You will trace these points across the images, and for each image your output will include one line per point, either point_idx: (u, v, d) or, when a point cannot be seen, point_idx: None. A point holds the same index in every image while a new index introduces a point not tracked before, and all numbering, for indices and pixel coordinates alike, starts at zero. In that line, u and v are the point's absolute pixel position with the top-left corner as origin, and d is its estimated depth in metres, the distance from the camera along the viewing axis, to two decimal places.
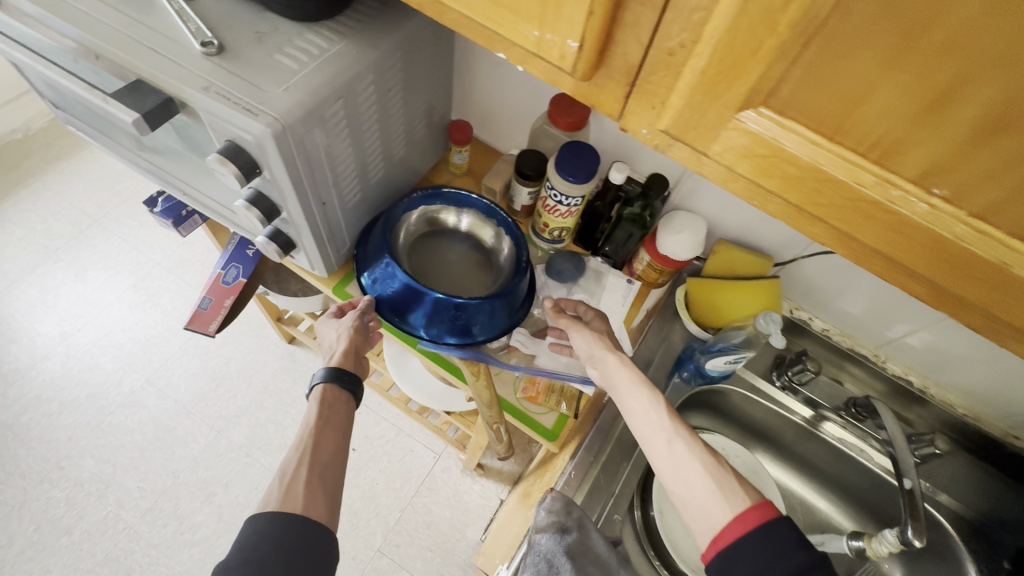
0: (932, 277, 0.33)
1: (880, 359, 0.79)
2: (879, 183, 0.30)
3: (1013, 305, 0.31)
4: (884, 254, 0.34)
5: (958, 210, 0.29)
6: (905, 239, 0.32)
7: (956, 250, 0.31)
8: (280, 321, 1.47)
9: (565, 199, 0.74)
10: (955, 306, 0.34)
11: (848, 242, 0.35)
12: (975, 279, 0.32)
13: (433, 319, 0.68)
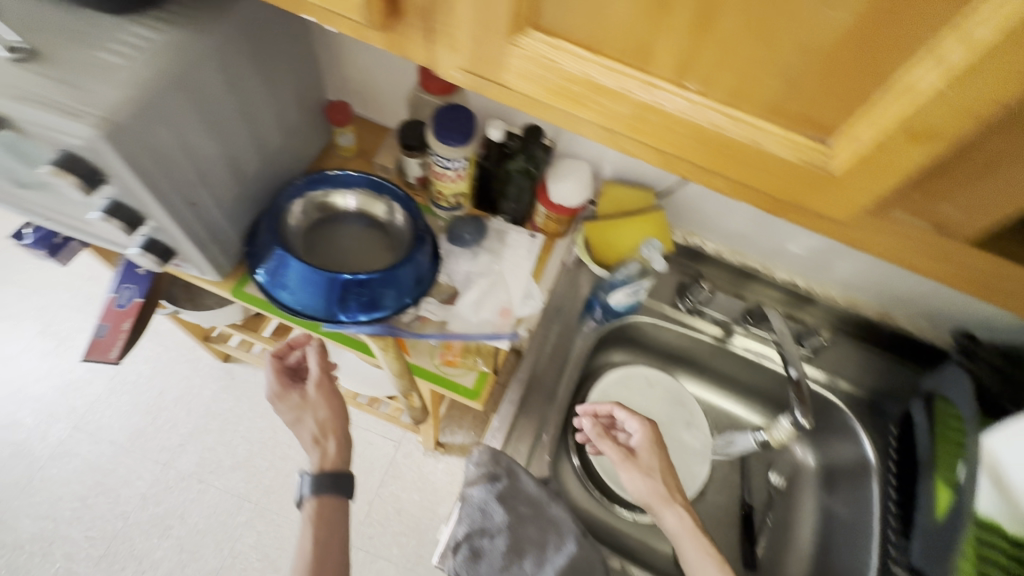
0: (718, 168, 0.37)
1: (768, 269, 0.85)
2: (646, 86, 0.33)
3: (776, 177, 0.35)
4: (676, 154, 0.37)
5: (713, 99, 0.33)
6: (684, 135, 0.35)
7: (724, 137, 0.34)
8: (208, 340, 1.42)
9: (448, 162, 0.75)
10: (747, 193, 0.38)
11: (650, 151, 0.38)
12: (743, 160, 0.35)
13: (339, 302, 0.68)
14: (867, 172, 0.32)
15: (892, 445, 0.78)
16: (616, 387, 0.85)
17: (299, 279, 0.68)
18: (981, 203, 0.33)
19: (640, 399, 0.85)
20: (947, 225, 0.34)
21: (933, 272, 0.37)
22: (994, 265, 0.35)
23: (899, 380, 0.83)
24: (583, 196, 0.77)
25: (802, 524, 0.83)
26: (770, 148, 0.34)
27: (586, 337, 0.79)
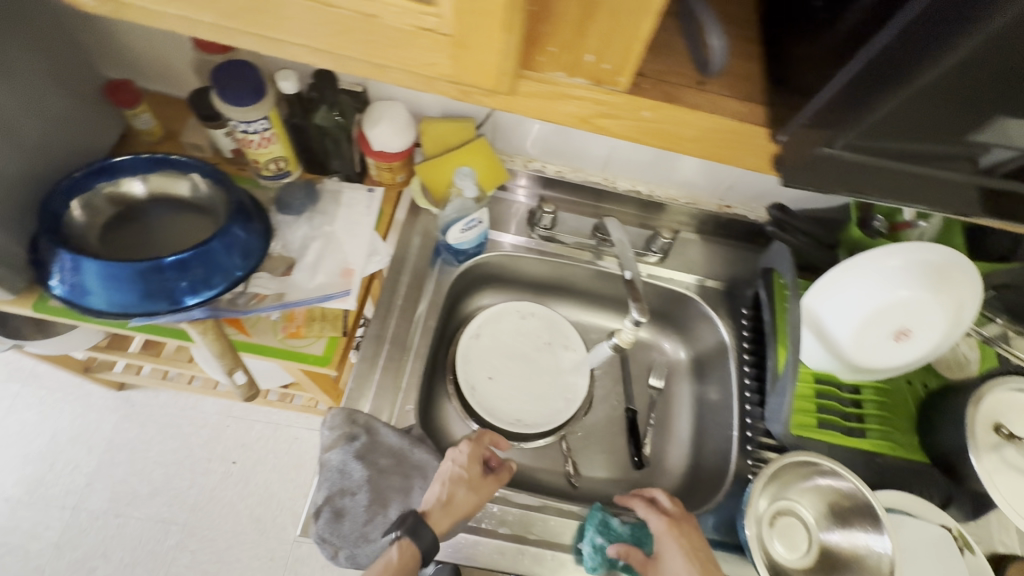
0: (368, 57, 0.31)
1: (610, 181, 0.86)
2: None
3: (422, 57, 0.30)
4: (320, 49, 0.32)
5: None
6: (304, 21, 0.30)
7: (339, 13, 0.29)
8: (89, 371, 1.31)
9: (248, 126, 0.69)
10: (426, 85, 0.33)
11: (301, 54, 0.33)
12: (380, 43, 0.30)
13: (154, 293, 0.62)
14: (483, 24, 0.27)
15: (744, 326, 0.83)
16: (488, 327, 0.84)
17: (96, 278, 0.60)
18: (613, 52, 0.29)
19: (515, 334, 0.85)
20: (602, 77, 0.31)
21: (614, 131, 0.34)
22: (659, 109, 0.32)
23: (740, 266, 0.89)
24: (404, 137, 0.74)
25: (681, 417, 0.87)
26: (391, 21, 0.29)
27: (437, 280, 0.80)
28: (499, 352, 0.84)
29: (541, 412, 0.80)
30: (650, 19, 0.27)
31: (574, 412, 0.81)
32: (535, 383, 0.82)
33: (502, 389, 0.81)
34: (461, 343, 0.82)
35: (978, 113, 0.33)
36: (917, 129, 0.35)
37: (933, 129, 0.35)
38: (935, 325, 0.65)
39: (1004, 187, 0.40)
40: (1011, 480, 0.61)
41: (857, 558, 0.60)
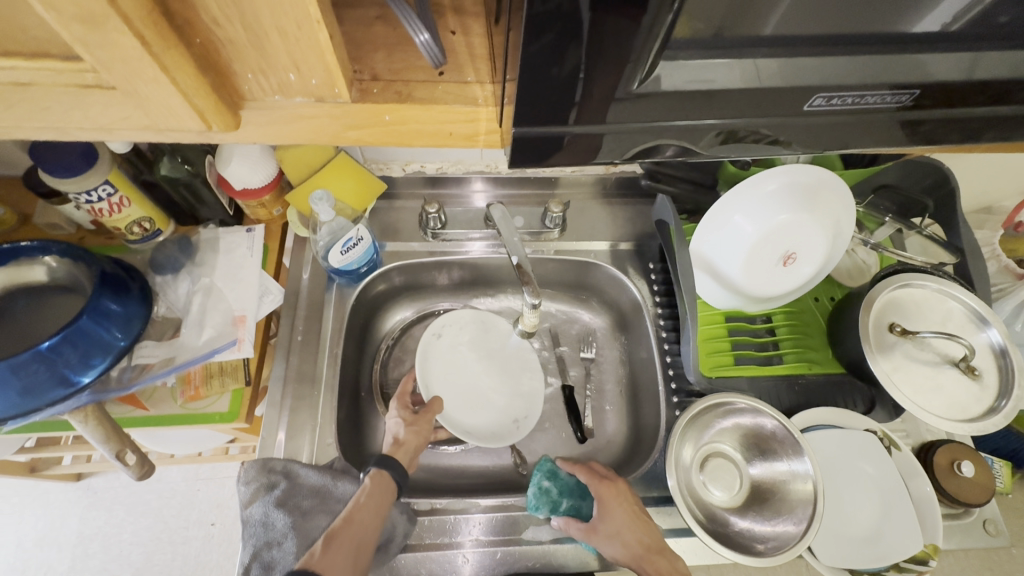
0: (54, 122, 0.28)
1: (493, 166, 0.85)
2: None
3: (110, 114, 0.28)
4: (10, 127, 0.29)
5: None
6: None
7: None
8: (38, 470, 1.25)
9: (90, 195, 0.63)
10: (147, 135, 0.31)
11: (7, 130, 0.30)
12: (62, 107, 0.28)
13: (27, 389, 0.57)
14: (138, 72, 0.25)
15: (656, 282, 0.83)
16: (449, 329, 0.83)
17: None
18: (315, 69, 0.28)
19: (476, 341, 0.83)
20: (319, 92, 0.30)
21: (368, 141, 0.34)
22: (397, 112, 0.32)
23: (641, 221, 0.89)
24: (264, 170, 0.71)
25: (615, 381, 0.86)
26: (52, 86, 0.26)
27: (336, 304, 0.78)
28: (458, 359, 0.82)
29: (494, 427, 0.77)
30: (317, 32, 0.25)
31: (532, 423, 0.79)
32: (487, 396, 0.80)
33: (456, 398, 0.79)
34: (423, 341, 0.79)
35: (630, 66, 0.31)
36: (608, 86, 0.32)
37: (619, 85, 0.32)
38: (817, 245, 0.67)
39: (755, 121, 0.37)
40: (912, 374, 0.63)
41: (780, 487, 0.61)
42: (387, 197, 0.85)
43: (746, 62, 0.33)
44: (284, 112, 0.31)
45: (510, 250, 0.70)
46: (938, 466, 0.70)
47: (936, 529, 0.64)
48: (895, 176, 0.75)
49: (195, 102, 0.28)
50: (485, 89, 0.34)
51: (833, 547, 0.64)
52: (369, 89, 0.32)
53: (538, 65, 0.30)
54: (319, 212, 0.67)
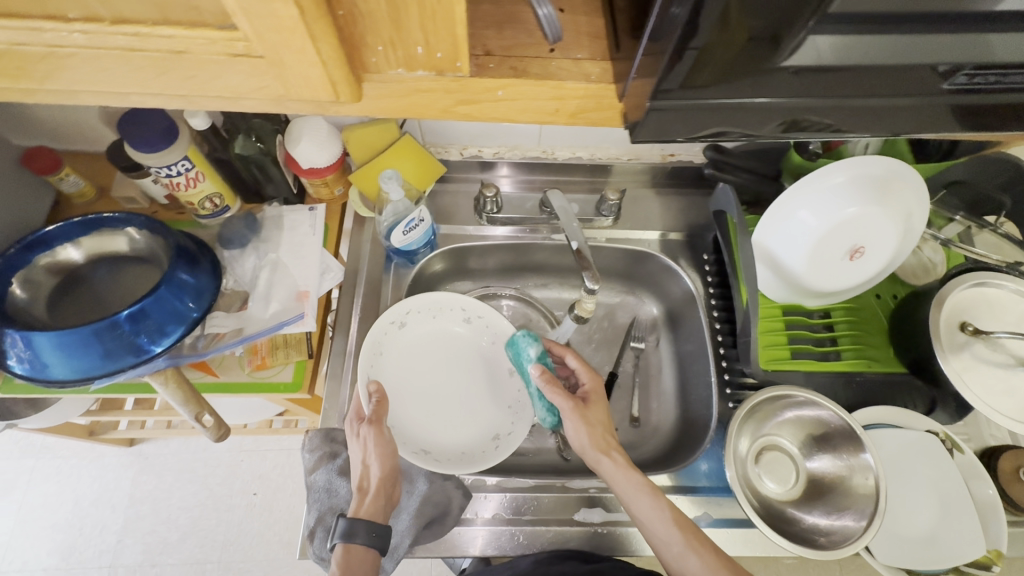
0: (197, 86, 0.31)
1: (549, 152, 0.85)
2: (31, 30, 0.28)
3: (250, 82, 0.30)
4: (157, 91, 0.31)
5: (102, 22, 0.27)
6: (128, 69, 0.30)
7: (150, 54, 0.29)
8: (97, 433, 1.32)
9: (170, 169, 0.66)
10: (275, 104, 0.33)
11: (150, 96, 0.32)
12: (207, 75, 0.30)
13: (112, 351, 0.60)
14: (288, 41, 0.26)
15: (709, 272, 0.82)
16: (415, 315, 0.75)
17: (47, 350, 0.59)
18: (443, 41, 0.29)
19: (428, 345, 0.75)
20: (441, 66, 0.31)
21: (476, 115, 0.35)
22: (510, 87, 0.33)
23: (695, 211, 0.88)
24: (331, 149, 0.73)
25: (662, 371, 0.86)
26: (203, 54, 0.28)
27: (394, 285, 0.80)
28: (431, 358, 0.75)
29: (482, 433, 0.71)
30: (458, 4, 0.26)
31: (525, 428, 0.71)
32: (480, 390, 0.74)
33: (428, 400, 0.72)
34: (376, 330, 0.71)
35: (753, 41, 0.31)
36: (719, 62, 0.32)
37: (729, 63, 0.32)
38: (885, 239, 0.66)
39: (859, 104, 0.36)
40: (984, 375, 0.61)
41: (841, 482, 0.61)
42: (443, 180, 0.86)
43: (864, 43, 0.33)
44: (403, 84, 0.32)
45: (571, 236, 0.71)
46: (1002, 471, 0.68)
47: (999, 535, 0.63)
48: (966, 173, 0.72)
49: (331, 72, 0.29)
50: (597, 66, 0.36)
51: (890, 546, 0.63)
52: (485, 65, 0.33)
53: None
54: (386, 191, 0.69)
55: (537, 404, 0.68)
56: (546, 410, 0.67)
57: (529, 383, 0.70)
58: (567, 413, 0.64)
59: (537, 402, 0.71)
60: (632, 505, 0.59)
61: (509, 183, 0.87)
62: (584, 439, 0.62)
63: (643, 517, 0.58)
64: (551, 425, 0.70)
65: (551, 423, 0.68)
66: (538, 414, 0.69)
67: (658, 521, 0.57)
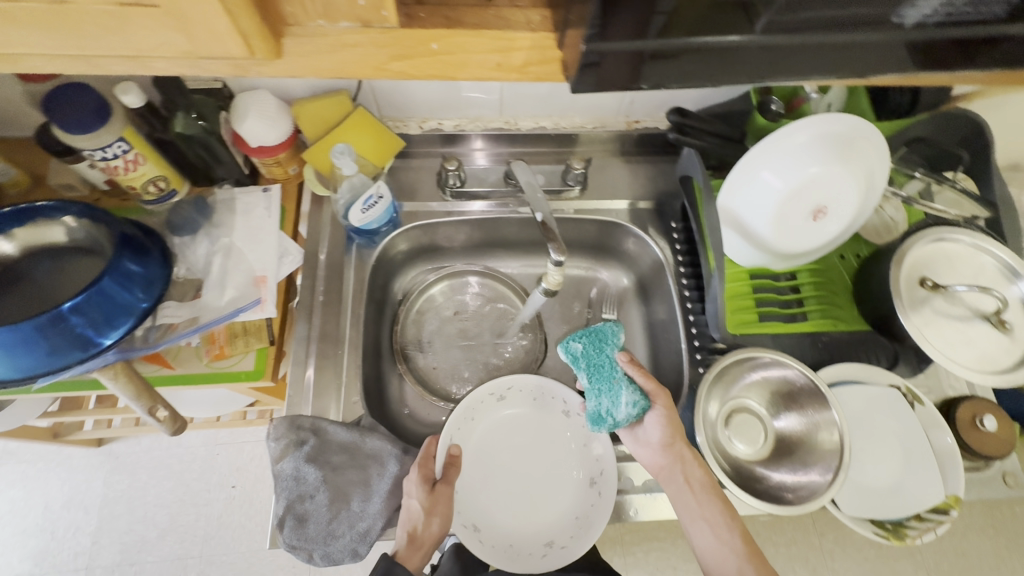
0: (94, 43, 0.27)
1: (512, 123, 0.83)
2: None
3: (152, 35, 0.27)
4: (52, 51, 0.28)
5: None
6: (10, 25, 0.26)
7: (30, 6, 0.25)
8: (61, 435, 1.27)
9: (104, 152, 0.62)
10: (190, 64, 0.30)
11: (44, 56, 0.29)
12: (103, 31, 0.27)
13: (57, 347, 0.57)
14: None
15: (678, 240, 0.81)
16: (519, 393, 0.72)
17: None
18: None
19: (514, 429, 0.71)
20: (366, 16, 0.29)
21: (414, 74, 0.32)
22: (445, 40, 0.31)
23: (663, 179, 0.87)
24: (281, 126, 0.69)
25: (634, 341, 0.86)
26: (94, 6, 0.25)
27: (357, 266, 0.78)
28: (524, 433, 0.71)
29: (536, 534, 0.65)
30: None
31: (583, 547, 0.63)
32: (557, 491, 0.68)
33: (503, 488, 0.67)
34: (477, 396, 0.70)
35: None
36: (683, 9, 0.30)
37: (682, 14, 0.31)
38: (849, 197, 0.66)
39: (818, 50, 0.35)
40: (942, 328, 0.62)
41: (808, 439, 0.62)
42: (404, 155, 0.83)
43: None
44: (327, 38, 0.30)
45: (536, 207, 0.70)
46: (960, 421, 0.71)
47: (958, 480, 0.65)
48: (928, 127, 0.72)
49: (242, 24, 0.26)
50: (538, 13, 0.33)
51: (856, 499, 0.65)
52: (415, 14, 0.31)
53: None
54: (340, 165, 0.66)
55: (620, 392, 0.60)
56: (635, 398, 0.59)
57: (596, 375, 0.62)
58: (659, 405, 0.60)
59: (604, 396, 0.61)
60: (702, 507, 0.58)
61: (482, 156, 0.84)
62: (669, 438, 0.60)
63: (712, 522, 0.58)
64: (621, 421, 0.60)
65: (641, 412, 0.59)
66: (617, 405, 0.60)
67: (726, 538, 0.57)
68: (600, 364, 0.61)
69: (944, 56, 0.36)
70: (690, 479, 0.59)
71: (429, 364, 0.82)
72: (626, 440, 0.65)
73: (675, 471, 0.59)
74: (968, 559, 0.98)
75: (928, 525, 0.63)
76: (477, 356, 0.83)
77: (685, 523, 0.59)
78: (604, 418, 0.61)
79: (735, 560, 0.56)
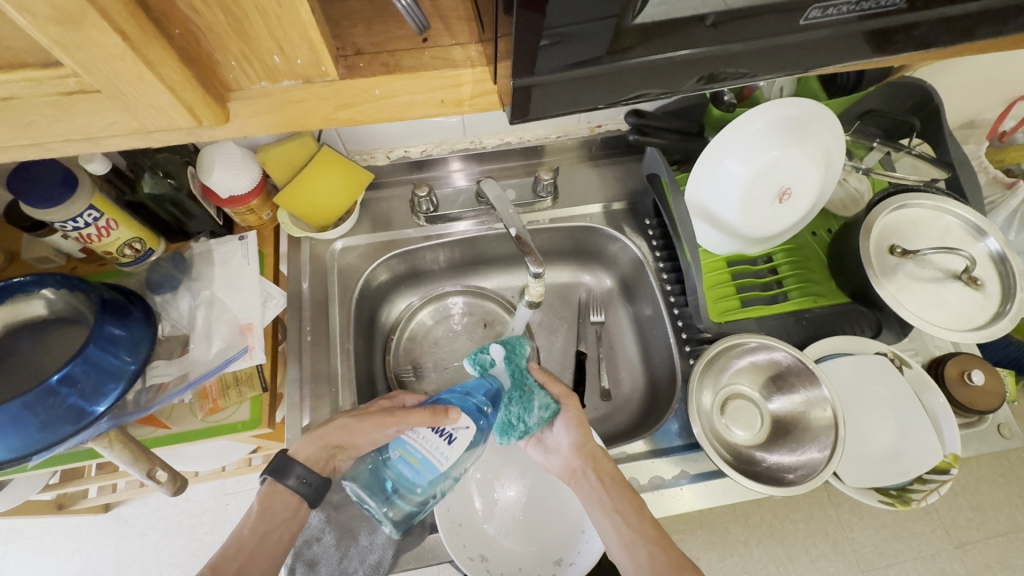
0: (53, 132, 0.28)
1: (478, 142, 0.84)
2: None
3: (105, 118, 0.28)
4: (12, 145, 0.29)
5: None
6: None
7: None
8: (66, 505, 1.25)
9: (76, 222, 0.61)
10: (147, 133, 0.30)
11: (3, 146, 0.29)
12: (47, 120, 0.28)
13: (46, 422, 0.56)
14: (122, 71, 0.25)
15: (654, 237, 0.82)
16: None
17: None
18: (300, 49, 0.28)
19: (515, 452, 0.71)
20: (307, 73, 0.29)
21: (360, 118, 0.34)
22: (386, 85, 0.32)
23: (633, 178, 0.88)
24: (251, 173, 0.70)
25: (625, 341, 0.87)
26: (33, 98, 0.26)
27: (341, 304, 0.78)
28: (519, 457, 0.71)
29: (542, 556, 0.64)
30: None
31: (592, 561, 0.62)
32: (559, 512, 0.67)
33: (506, 514, 0.68)
34: None
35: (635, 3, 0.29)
36: (630, 25, 0.31)
37: (622, 33, 0.31)
38: (810, 177, 0.67)
39: (753, 49, 0.36)
40: (917, 292, 0.64)
41: (802, 418, 0.63)
42: (375, 186, 0.85)
43: None
44: (272, 98, 0.30)
45: (509, 222, 0.71)
46: (949, 378, 0.72)
47: (954, 438, 0.65)
48: (880, 99, 0.75)
49: (182, 96, 0.27)
50: (472, 49, 0.33)
51: (857, 468, 0.66)
52: (355, 65, 0.32)
53: (528, 20, 0.28)
54: None
55: (533, 397, 0.63)
56: (547, 401, 0.63)
57: (508, 382, 0.62)
58: (567, 408, 0.64)
59: (514, 404, 0.62)
60: (613, 500, 0.58)
61: (463, 176, 0.86)
62: (580, 440, 0.62)
63: (623, 512, 0.57)
64: (531, 426, 0.62)
65: (552, 415, 0.63)
66: (529, 412, 0.62)
67: (634, 523, 0.57)
68: (511, 375, 0.62)
69: (872, 43, 0.37)
70: (601, 475, 0.60)
71: (426, 389, 0.82)
72: (534, 452, 0.66)
73: (585, 471, 0.61)
74: (983, 510, 0.98)
75: (931, 488, 0.64)
76: (472, 376, 0.83)
77: (595, 518, 0.58)
78: (514, 426, 0.62)
79: (644, 545, 0.55)
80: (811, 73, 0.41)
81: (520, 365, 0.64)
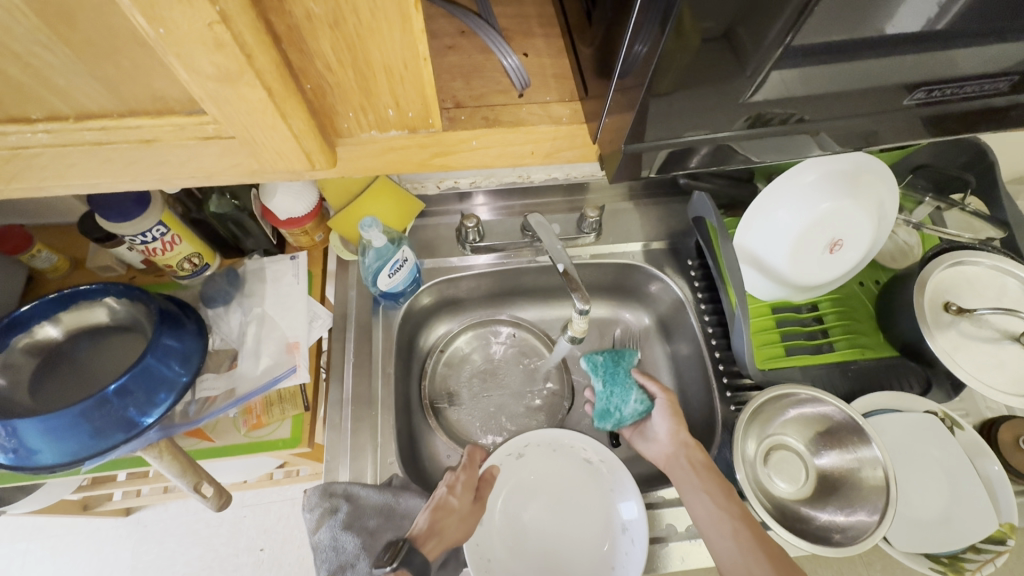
0: (197, 167, 0.33)
1: (526, 177, 0.86)
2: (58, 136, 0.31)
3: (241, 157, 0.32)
4: (160, 173, 0.33)
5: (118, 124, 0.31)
6: (141, 162, 0.33)
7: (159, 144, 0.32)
8: (92, 507, 1.26)
9: (145, 236, 0.64)
10: (265, 166, 0.33)
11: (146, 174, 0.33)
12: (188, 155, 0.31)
13: (101, 428, 0.58)
14: (261, 121, 0.28)
15: (696, 278, 0.83)
16: (536, 448, 0.71)
17: (32, 436, 0.55)
18: (414, 102, 0.30)
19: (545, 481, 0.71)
20: (414, 124, 0.32)
21: (452, 165, 0.36)
22: (483, 137, 0.34)
23: (676, 219, 0.88)
24: (309, 197, 0.72)
25: (661, 379, 0.86)
26: (172, 138, 0.31)
27: (384, 327, 0.79)
28: (545, 488, 0.70)
29: None
30: (397, 61, 0.26)
31: None
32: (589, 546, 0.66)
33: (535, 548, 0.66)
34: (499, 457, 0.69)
35: (728, 69, 0.31)
36: (668, 69, 0.30)
37: (709, 106, 0.34)
38: (862, 229, 0.67)
39: (831, 100, 0.37)
40: (972, 351, 0.62)
41: (850, 476, 0.61)
42: (423, 214, 0.87)
43: (824, 66, 0.34)
44: (376, 144, 0.33)
45: (556, 258, 0.71)
46: (1003, 442, 0.69)
47: (1010, 506, 0.62)
48: (930, 153, 0.75)
49: (304, 144, 0.30)
50: (567, 107, 0.37)
51: (908, 534, 0.64)
52: (457, 117, 0.34)
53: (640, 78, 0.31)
54: (369, 239, 0.69)
55: (631, 391, 0.68)
56: (644, 397, 0.68)
57: (612, 378, 0.69)
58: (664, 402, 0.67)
59: (615, 395, 0.69)
60: (704, 483, 0.59)
61: (491, 210, 0.88)
62: (674, 425, 0.65)
63: (712, 493, 0.58)
64: (628, 417, 0.68)
65: (647, 410, 0.67)
66: (626, 401, 0.67)
67: (721, 500, 0.58)
68: (614, 371, 0.70)
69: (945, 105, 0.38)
70: (694, 459, 0.61)
71: (459, 417, 0.82)
72: (639, 445, 0.69)
73: (679, 455, 0.62)
74: None
75: (986, 558, 0.61)
76: (506, 406, 0.83)
77: (687, 499, 0.59)
78: (612, 413, 0.69)
79: (733, 523, 0.55)
80: (884, 133, 0.41)
81: (628, 365, 0.71)
